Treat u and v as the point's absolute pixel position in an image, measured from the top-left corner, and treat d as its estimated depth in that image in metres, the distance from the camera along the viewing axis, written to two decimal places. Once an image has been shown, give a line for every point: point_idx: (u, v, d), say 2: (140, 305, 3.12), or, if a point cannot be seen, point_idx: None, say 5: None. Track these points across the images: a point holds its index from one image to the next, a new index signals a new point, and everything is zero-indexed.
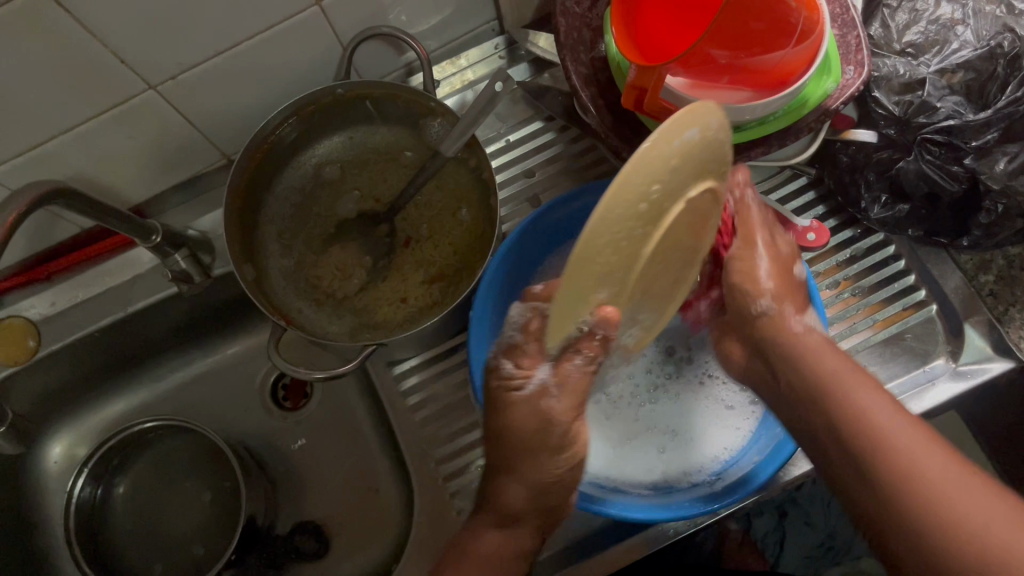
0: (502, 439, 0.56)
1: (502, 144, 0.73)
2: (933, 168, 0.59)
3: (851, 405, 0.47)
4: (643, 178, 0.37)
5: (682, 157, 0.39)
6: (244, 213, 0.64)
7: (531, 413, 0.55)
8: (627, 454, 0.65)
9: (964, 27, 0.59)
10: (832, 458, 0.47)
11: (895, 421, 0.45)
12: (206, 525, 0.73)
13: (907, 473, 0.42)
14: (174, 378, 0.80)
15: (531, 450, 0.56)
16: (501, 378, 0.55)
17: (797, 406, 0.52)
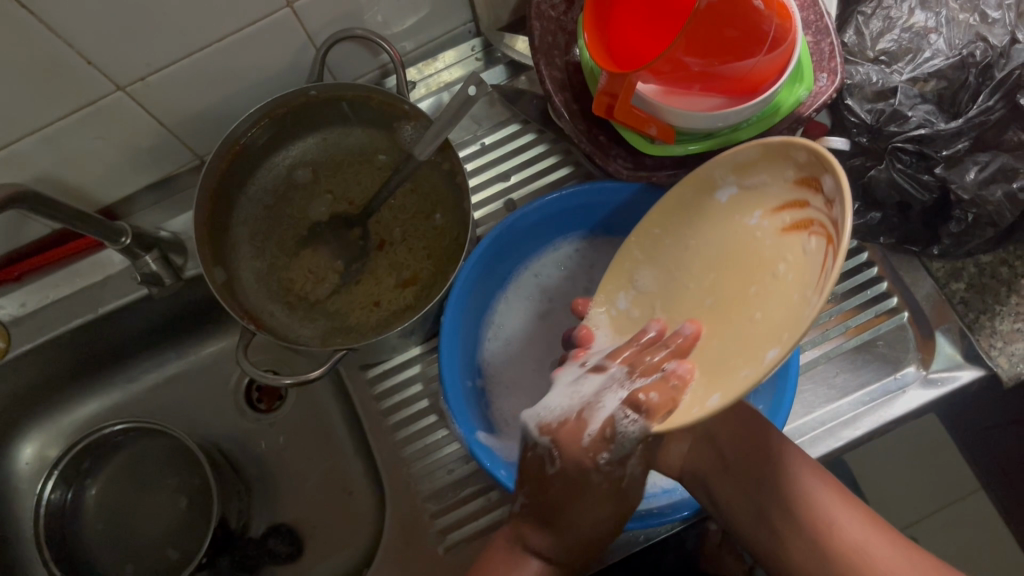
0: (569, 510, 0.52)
1: (477, 147, 0.73)
2: (903, 177, 0.58)
3: (808, 494, 0.52)
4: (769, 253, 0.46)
5: (819, 218, 0.42)
6: (216, 215, 0.64)
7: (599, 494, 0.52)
8: None
9: (937, 35, 0.59)
10: (780, 537, 0.52)
11: (846, 512, 0.51)
12: (179, 529, 0.73)
13: (863, 561, 0.48)
14: (148, 379, 0.79)
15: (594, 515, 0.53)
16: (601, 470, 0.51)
17: (744, 481, 0.55)
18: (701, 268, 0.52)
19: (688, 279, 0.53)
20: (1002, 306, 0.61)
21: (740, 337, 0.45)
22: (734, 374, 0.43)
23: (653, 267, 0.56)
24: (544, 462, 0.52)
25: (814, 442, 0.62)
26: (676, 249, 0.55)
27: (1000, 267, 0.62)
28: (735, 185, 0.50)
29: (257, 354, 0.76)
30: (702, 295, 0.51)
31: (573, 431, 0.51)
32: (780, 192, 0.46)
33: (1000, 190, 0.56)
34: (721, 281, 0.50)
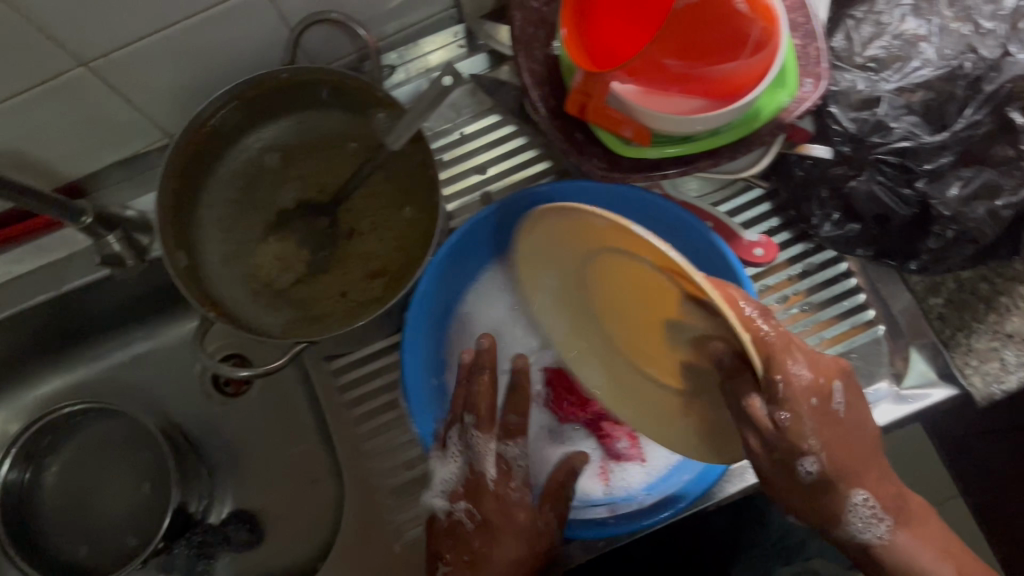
0: (488, 534, 0.56)
1: (456, 136, 0.71)
2: (885, 191, 0.58)
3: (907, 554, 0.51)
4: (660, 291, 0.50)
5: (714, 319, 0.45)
6: (184, 198, 0.62)
7: (516, 528, 0.56)
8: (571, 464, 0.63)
9: (926, 44, 0.57)
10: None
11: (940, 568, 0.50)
12: (137, 515, 0.72)
13: None
14: (113, 358, 0.78)
15: (513, 536, 0.56)
16: (518, 500, 0.57)
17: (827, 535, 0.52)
18: (590, 270, 0.55)
19: (594, 278, 0.56)
20: (980, 324, 0.59)
21: (668, 371, 0.55)
22: (674, 424, 0.56)
23: (549, 254, 0.57)
24: (463, 522, 0.57)
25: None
26: (566, 246, 0.54)
27: (979, 284, 0.60)
28: (607, 220, 0.46)
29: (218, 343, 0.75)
30: (615, 305, 0.56)
31: (477, 483, 0.57)
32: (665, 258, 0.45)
33: (982, 207, 0.55)
34: (633, 295, 0.53)
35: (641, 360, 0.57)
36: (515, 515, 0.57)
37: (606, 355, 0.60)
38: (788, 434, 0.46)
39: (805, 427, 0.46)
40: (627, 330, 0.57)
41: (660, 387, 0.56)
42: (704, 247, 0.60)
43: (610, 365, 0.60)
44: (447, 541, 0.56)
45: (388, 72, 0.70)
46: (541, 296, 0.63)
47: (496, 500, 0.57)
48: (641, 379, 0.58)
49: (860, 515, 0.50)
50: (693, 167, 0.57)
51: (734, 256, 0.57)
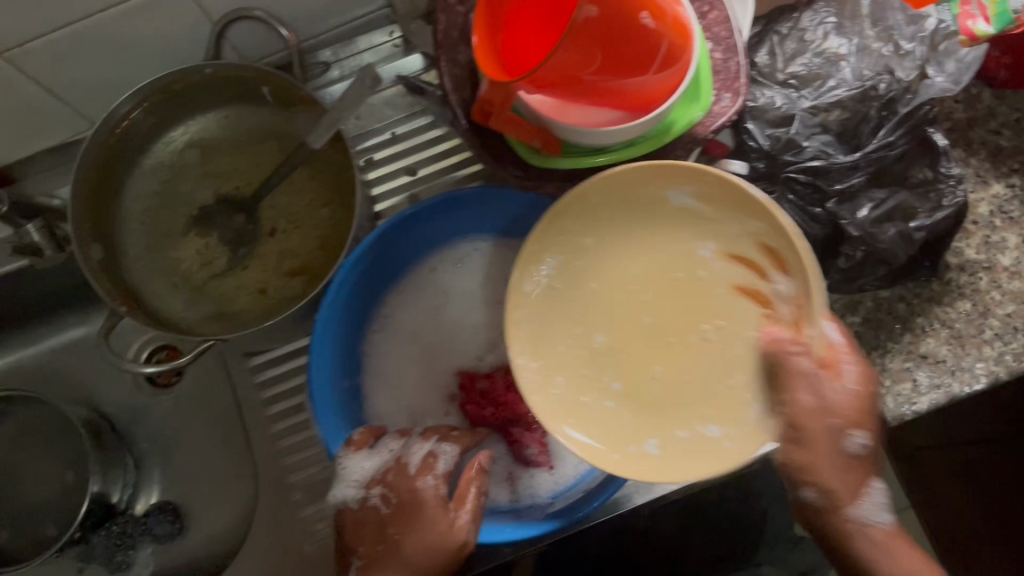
0: (406, 522, 0.55)
1: (388, 136, 0.70)
2: (794, 211, 0.57)
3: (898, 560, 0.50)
4: (678, 281, 0.54)
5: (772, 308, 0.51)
6: (104, 190, 0.62)
7: (433, 517, 0.54)
8: None
9: (846, 64, 0.58)
10: None
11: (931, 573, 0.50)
12: (58, 504, 0.72)
13: None
14: (43, 346, 0.77)
15: (426, 523, 0.54)
16: (435, 489, 0.55)
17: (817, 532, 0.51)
18: (619, 265, 0.54)
19: (612, 273, 0.55)
20: (893, 343, 0.60)
21: (679, 379, 0.53)
22: (668, 429, 0.53)
23: (582, 234, 0.54)
24: (379, 507, 0.56)
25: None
26: (615, 229, 0.54)
27: (896, 304, 0.61)
28: (690, 199, 0.52)
29: (139, 340, 0.75)
30: (631, 307, 0.54)
31: (398, 471, 0.56)
32: (737, 243, 0.52)
33: (892, 230, 0.55)
34: (666, 290, 0.54)
35: (630, 371, 0.54)
36: (430, 500, 0.55)
37: (581, 364, 0.55)
38: (846, 409, 0.48)
39: (863, 395, 0.48)
40: (631, 335, 0.54)
41: (643, 406, 0.54)
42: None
43: (589, 379, 0.55)
44: (360, 530, 0.57)
45: (321, 70, 0.69)
46: (525, 291, 0.54)
47: (415, 485, 0.55)
48: (626, 391, 0.54)
49: (874, 507, 0.50)
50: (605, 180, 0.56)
51: None
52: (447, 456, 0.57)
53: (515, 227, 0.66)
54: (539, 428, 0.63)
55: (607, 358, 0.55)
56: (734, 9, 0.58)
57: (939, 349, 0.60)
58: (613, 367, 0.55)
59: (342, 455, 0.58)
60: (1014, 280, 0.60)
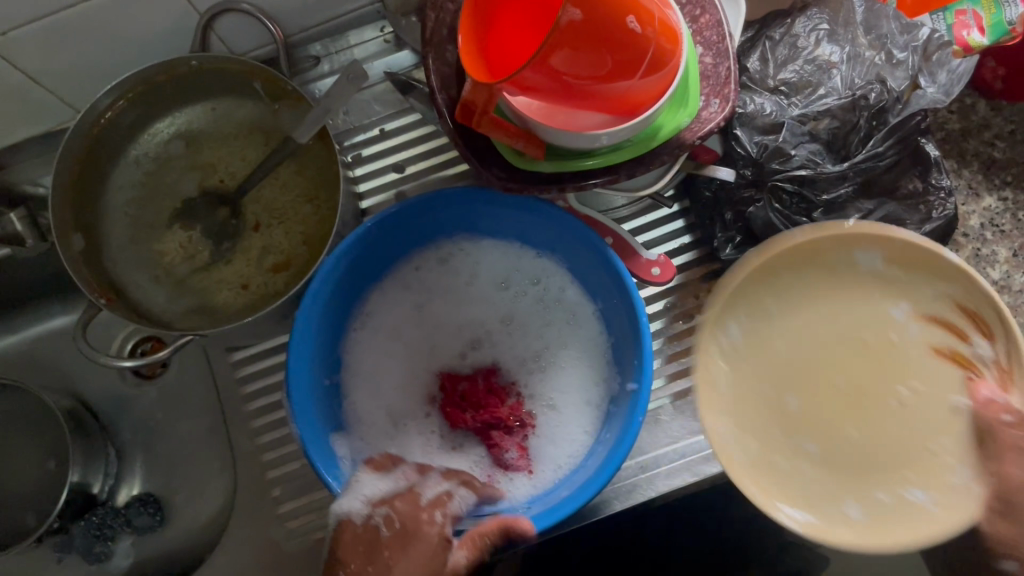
0: (400, 550, 0.54)
1: (377, 132, 0.70)
2: (779, 218, 0.57)
3: None
4: (907, 353, 0.57)
5: (971, 372, 0.55)
6: (88, 180, 0.62)
7: (432, 554, 0.54)
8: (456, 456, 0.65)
9: (838, 72, 0.58)
10: None
11: None
12: (39, 493, 0.71)
13: None
14: (26, 334, 0.77)
15: (423, 555, 0.54)
16: (441, 524, 0.56)
17: None
18: (829, 334, 0.58)
19: (834, 347, 0.57)
20: None
21: (860, 450, 0.57)
22: (869, 493, 0.56)
23: (768, 301, 0.58)
24: (379, 527, 0.55)
25: (655, 479, 0.63)
26: (814, 294, 0.58)
27: None
28: (878, 263, 0.57)
29: (122, 333, 0.74)
30: (833, 378, 0.57)
31: (408, 498, 0.57)
32: (935, 307, 0.56)
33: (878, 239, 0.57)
34: (856, 354, 0.57)
35: (824, 436, 0.58)
36: (433, 534, 0.55)
37: (789, 431, 0.58)
38: None
39: None
40: (839, 402, 0.57)
41: (841, 471, 0.57)
42: (598, 263, 0.60)
43: (782, 440, 0.58)
44: (354, 547, 0.55)
45: (312, 64, 0.68)
46: (711, 358, 0.58)
47: (422, 516, 0.56)
48: (822, 456, 0.57)
49: None
50: (590, 183, 0.56)
51: (623, 268, 0.57)
52: (462, 498, 0.57)
53: (502, 228, 0.66)
54: (517, 433, 0.64)
55: (802, 423, 0.58)
56: (727, 13, 0.58)
57: None
58: (810, 432, 0.58)
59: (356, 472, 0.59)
60: (1002, 295, 0.61)
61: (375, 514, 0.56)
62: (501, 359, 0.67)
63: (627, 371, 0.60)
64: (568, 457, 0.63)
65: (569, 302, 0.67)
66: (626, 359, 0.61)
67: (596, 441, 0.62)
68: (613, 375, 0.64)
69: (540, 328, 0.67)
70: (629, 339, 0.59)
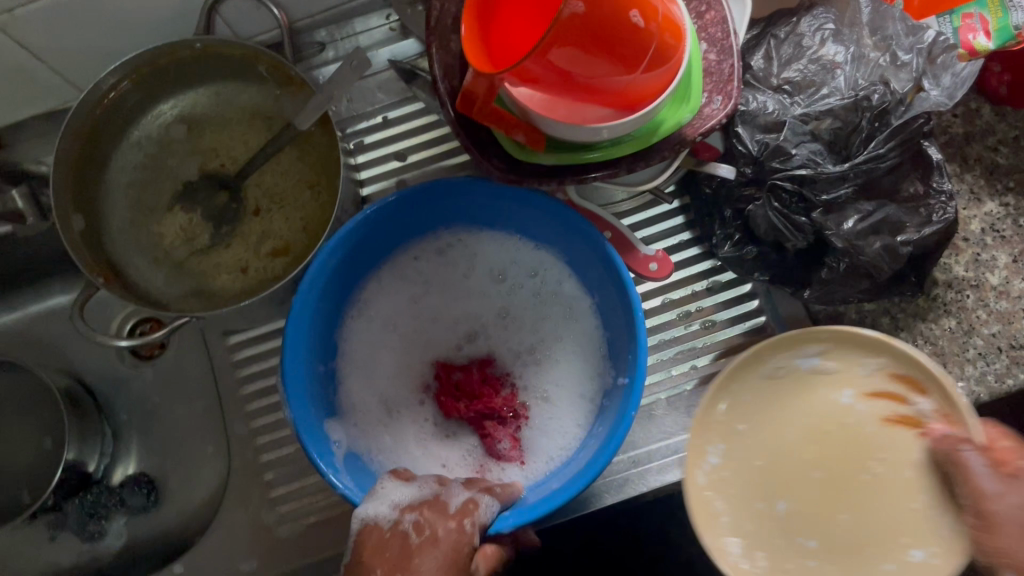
0: (427, 555, 0.52)
1: (379, 120, 0.70)
2: (779, 219, 0.56)
3: None
4: (867, 433, 0.51)
5: (921, 426, 0.49)
6: (90, 161, 0.62)
7: (457, 560, 0.52)
8: (449, 444, 0.65)
9: (842, 73, 0.57)
10: None
11: None
12: (33, 469, 0.72)
13: None
14: (26, 311, 0.77)
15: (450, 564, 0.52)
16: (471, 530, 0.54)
17: None
18: (795, 439, 0.53)
19: (797, 452, 0.53)
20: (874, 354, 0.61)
21: (869, 537, 0.50)
22: (879, 571, 0.50)
23: (737, 416, 0.53)
24: (408, 533, 0.53)
25: (646, 474, 0.61)
26: (763, 413, 0.53)
27: (880, 318, 0.62)
28: (818, 359, 0.52)
29: (121, 313, 0.75)
30: (810, 472, 0.52)
31: (435, 505, 0.55)
32: (870, 380, 0.51)
33: (878, 243, 0.55)
34: (823, 454, 0.52)
35: (821, 529, 0.52)
36: (462, 542, 0.53)
37: (787, 529, 0.52)
38: None
39: None
40: (816, 495, 0.52)
41: (847, 560, 0.51)
42: (595, 256, 0.60)
43: (777, 545, 0.52)
44: (379, 554, 0.52)
45: (316, 49, 0.68)
46: (699, 481, 0.53)
47: (449, 524, 0.54)
48: (824, 549, 0.51)
49: None
50: (589, 176, 0.56)
51: (620, 259, 0.57)
52: (487, 507, 0.56)
53: (501, 220, 0.66)
54: (511, 424, 0.65)
55: (792, 525, 0.52)
56: (732, 11, 0.58)
57: None
58: (802, 528, 0.52)
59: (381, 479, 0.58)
60: (1001, 300, 0.61)
61: (404, 518, 0.54)
62: (497, 350, 0.68)
63: (621, 367, 0.60)
64: (560, 450, 0.63)
65: (566, 296, 0.67)
66: (620, 356, 0.61)
67: (589, 434, 0.62)
68: (607, 369, 0.64)
69: (535, 321, 0.67)
70: (625, 335, 0.60)
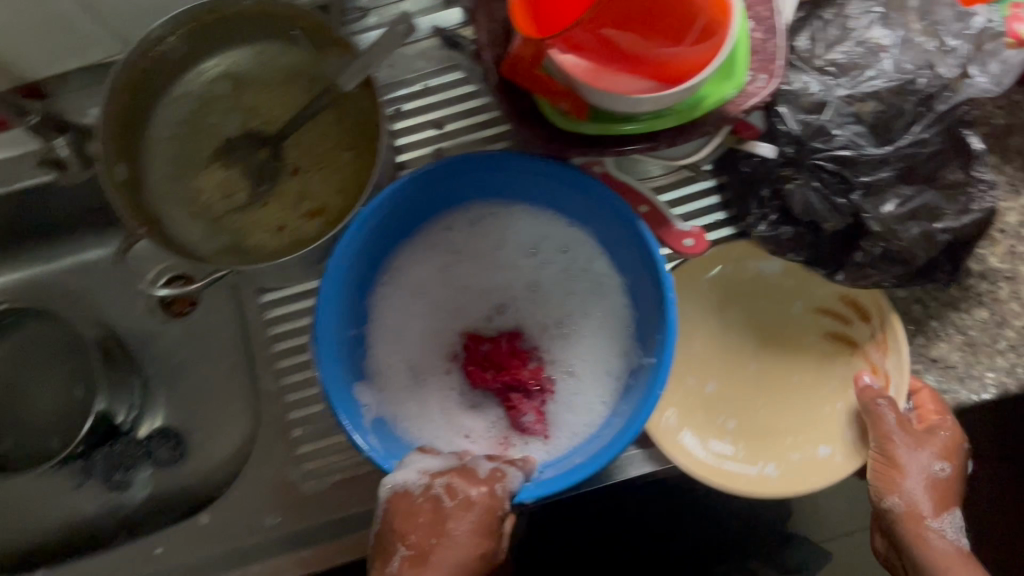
0: (459, 518, 0.55)
1: (419, 88, 0.70)
2: (819, 198, 0.57)
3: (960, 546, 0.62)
4: (802, 338, 0.65)
5: (859, 352, 0.63)
6: (134, 114, 0.62)
7: (486, 523, 0.55)
8: (472, 412, 0.66)
9: (887, 55, 0.57)
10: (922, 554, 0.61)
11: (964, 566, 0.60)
12: (62, 417, 0.72)
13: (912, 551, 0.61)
14: (61, 263, 0.78)
15: (478, 530, 0.55)
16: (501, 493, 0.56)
17: (903, 550, 0.62)
18: (740, 334, 0.66)
19: (738, 344, 0.66)
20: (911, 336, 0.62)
21: (779, 419, 0.64)
22: (782, 453, 0.62)
23: (698, 311, 0.65)
24: (441, 498, 0.55)
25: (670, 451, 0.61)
26: (721, 306, 0.66)
27: (913, 305, 0.62)
28: (774, 269, 0.65)
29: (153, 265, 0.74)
30: (744, 360, 0.65)
31: (464, 473, 0.57)
32: (824, 296, 0.65)
33: (916, 228, 0.56)
34: (762, 348, 0.65)
35: (740, 411, 0.64)
36: (493, 506, 0.56)
37: (708, 403, 0.64)
38: (937, 446, 0.61)
39: (943, 437, 0.61)
40: (747, 378, 0.65)
41: (756, 439, 0.63)
42: (629, 235, 0.60)
43: (704, 418, 0.64)
44: (411, 519, 0.55)
45: (359, 15, 0.69)
46: None
47: (480, 489, 0.56)
48: (739, 429, 0.63)
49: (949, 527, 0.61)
50: (630, 148, 0.56)
51: (654, 239, 0.57)
52: (515, 476, 0.57)
53: (535, 195, 0.66)
54: (536, 397, 0.65)
55: (720, 402, 0.64)
56: None
57: (950, 355, 0.61)
58: (727, 409, 0.64)
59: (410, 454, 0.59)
60: None
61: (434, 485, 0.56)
62: (525, 324, 0.68)
63: (647, 349, 0.61)
64: (585, 426, 0.64)
65: (597, 273, 0.67)
66: (648, 338, 0.61)
67: (613, 413, 0.62)
68: (634, 347, 0.64)
69: (564, 296, 0.68)
70: (653, 318, 0.60)
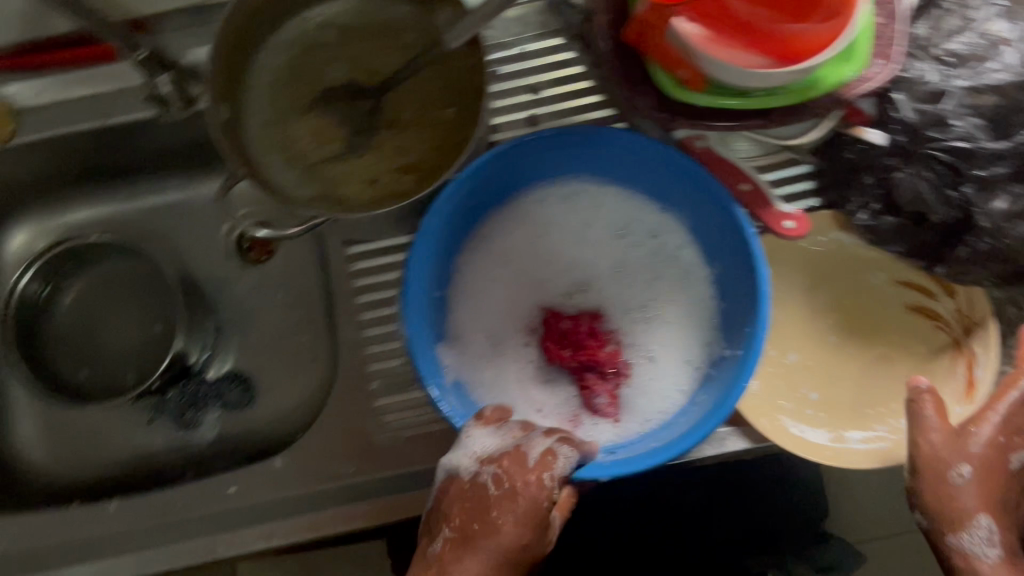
0: (505, 506, 0.54)
1: (515, 52, 0.70)
2: (929, 188, 0.56)
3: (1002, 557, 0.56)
4: (885, 313, 0.64)
5: (943, 327, 0.63)
6: (239, 56, 0.63)
7: (530, 514, 0.54)
8: (542, 386, 0.64)
9: (1009, 49, 0.55)
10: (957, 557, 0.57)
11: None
12: (140, 352, 0.74)
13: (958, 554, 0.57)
14: (145, 201, 0.79)
15: (523, 520, 0.54)
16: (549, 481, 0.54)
17: (941, 555, 0.58)
18: (820, 305, 0.65)
19: (818, 314, 0.65)
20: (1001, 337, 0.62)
21: (862, 392, 0.63)
22: (866, 424, 0.61)
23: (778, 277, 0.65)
24: (487, 486, 0.55)
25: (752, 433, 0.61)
26: (802, 276, 0.65)
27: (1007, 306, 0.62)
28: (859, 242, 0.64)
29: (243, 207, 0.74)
30: (825, 332, 0.65)
31: (515, 459, 0.55)
32: (907, 271, 0.64)
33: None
34: (843, 320, 0.65)
35: (822, 384, 0.63)
36: (540, 498, 0.54)
37: (789, 372, 0.63)
38: (966, 449, 0.56)
39: (975, 440, 0.56)
40: (829, 351, 0.64)
41: (841, 413, 0.62)
42: (726, 217, 0.59)
43: (788, 388, 0.62)
44: (459, 503, 0.56)
45: None
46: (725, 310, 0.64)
47: (530, 478, 0.54)
48: (823, 401, 0.62)
49: (980, 538, 0.56)
50: (742, 124, 0.56)
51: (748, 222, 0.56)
52: (567, 459, 0.54)
53: (629, 176, 0.65)
54: (611, 380, 0.63)
55: (801, 373, 0.63)
56: None
57: None
58: (810, 382, 0.63)
59: (467, 425, 0.57)
60: None
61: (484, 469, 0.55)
62: (607, 307, 0.66)
63: (733, 340, 0.60)
64: (660, 413, 0.62)
65: (684, 262, 0.66)
66: (735, 328, 0.60)
67: (691, 401, 0.61)
68: (717, 339, 0.62)
69: (647, 283, 0.66)
70: (745, 305, 0.59)
